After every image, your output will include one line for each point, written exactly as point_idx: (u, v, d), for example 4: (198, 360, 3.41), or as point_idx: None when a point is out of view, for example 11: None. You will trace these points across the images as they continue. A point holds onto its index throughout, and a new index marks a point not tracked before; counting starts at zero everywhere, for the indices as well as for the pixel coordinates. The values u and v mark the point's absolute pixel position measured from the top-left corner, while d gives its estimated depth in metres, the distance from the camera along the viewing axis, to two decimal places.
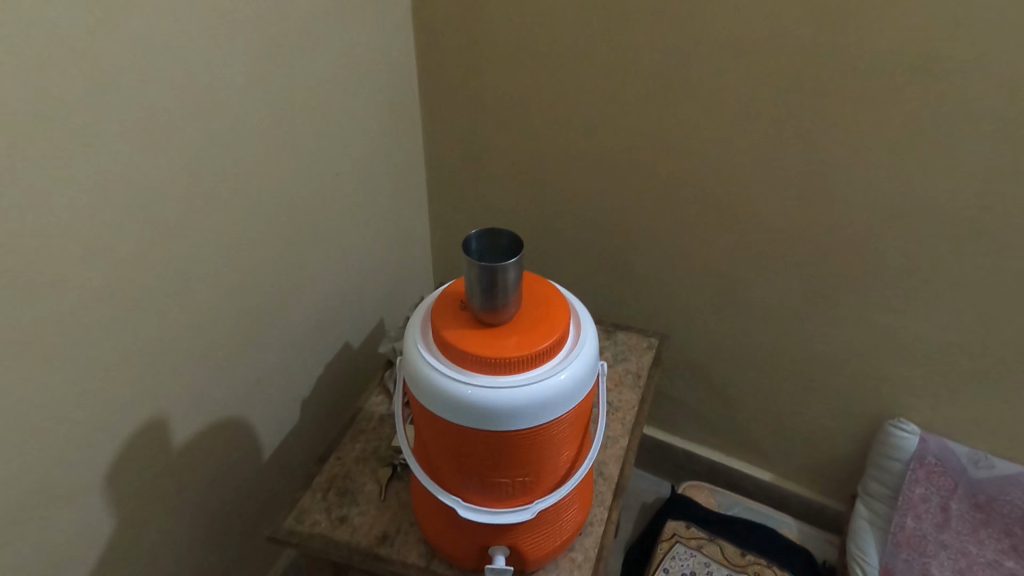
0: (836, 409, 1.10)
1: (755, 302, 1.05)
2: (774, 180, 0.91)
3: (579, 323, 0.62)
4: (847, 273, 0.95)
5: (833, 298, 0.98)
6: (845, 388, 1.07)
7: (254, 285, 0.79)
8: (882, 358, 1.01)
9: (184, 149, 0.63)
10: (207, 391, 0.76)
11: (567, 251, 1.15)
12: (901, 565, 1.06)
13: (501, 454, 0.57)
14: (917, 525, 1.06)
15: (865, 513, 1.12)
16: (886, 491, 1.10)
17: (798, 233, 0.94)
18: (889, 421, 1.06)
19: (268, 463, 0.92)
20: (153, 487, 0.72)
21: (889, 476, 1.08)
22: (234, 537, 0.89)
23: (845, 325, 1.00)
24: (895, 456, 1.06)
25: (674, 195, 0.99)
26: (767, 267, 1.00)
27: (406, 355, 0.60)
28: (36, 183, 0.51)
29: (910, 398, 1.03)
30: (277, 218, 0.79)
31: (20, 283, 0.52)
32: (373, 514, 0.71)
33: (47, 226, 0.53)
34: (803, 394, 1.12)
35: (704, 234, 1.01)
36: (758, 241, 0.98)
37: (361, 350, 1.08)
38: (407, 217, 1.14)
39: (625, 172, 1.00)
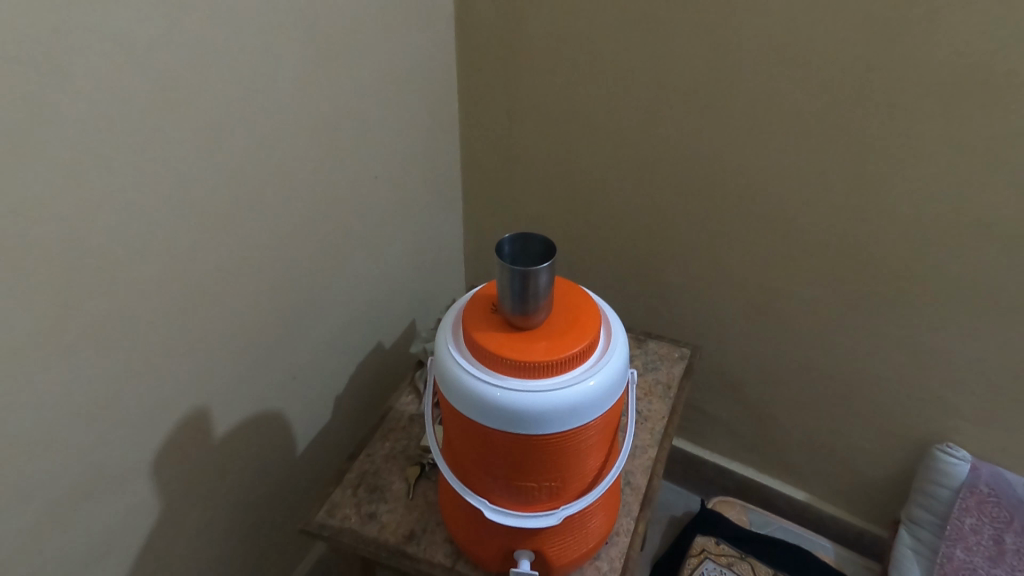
0: (877, 429, 1.06)
1: (794, 317, 1.02)
2: (816, 191, 0.89)
3: (609, 330, 0.62)
4: (891, 289, 0.91)
5: (875, 314, 0.95)
6: (888, 409, 1.03)
7: (294, 284, 0.82)
8: (930, 378, 0.96)
9: (229, 151, 0.66)
10: (246, 384, 0.79)
11: (599, 259, 1.14)
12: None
13: (528, 458, 0.57)
14: (967, 556, 1.01)
15: (910, 541, 1.07)
16: (933, 519, 1.04)
17: (838, 247, 0.92)
18: (936, 445, 1.01)
19: (301, 457, 0.94)
20: (193, 477, 0.75)
21: (935, 503, 1.03)
22: (268, 529, 0.92)
23: (888, 343, 0.96)
24: (942, 482, 1.00)
25: (711, 205, 0.98)
26: (804, 281, 0.98)
27: (436, 355, 0.61)
28: (101, 182, 0.55)
29: (958, 421, 0.98)
30: (317, 221, 0.82)
31: (83, 274, 0.56)
32: (400, 511, 0.72)
33: (107, 223, 0.57)
34: (841, 413, 1.08)
35: (740, 246, 1.00)
36: (796, 253, 0.96)
37: (393, 350, 1.10)
38: (443, 222, 1.16)
39: (662, 181, 1.00)
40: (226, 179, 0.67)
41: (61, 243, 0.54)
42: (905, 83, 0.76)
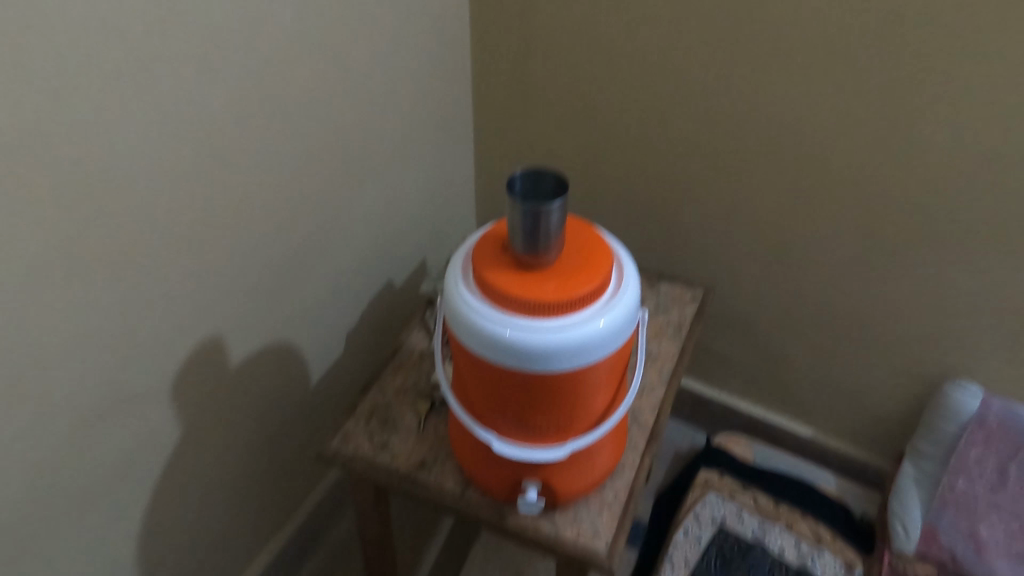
0: (886, 367, 1.08)
1: (814, 253, 1.01)
2: (849, 120, 0.88)
3: (621, 269, 0.60)
4: (911, 226, 0.92)
5: (893, 251, 0.95)
6: (901, 345, 1.04)
7: (301, 219, 0.81)
8: (949, 311, 0.97)
9: (223, 73, 0.64)
10: (258, 317, 0.80)
11: (614, 198, 1.11)
12: (945, 525, 1.02)
13: (536, 394, 0.58)
14: (968, 487, 1.01)
15: (912, 472, 1.07)
16: (938, 452, 1.04)
17: (864, 183, 0.91)
18: (950, 382, 1.02)
19: (315, 390, 0.97)
20: (210, 404, 0.78)
21: (941, 438, 1.03)
22: (285, 457, 0.95)
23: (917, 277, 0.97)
24: (951, 418, 1.01)
25: (733, 138, 0.95)
26: (825, 220, 0.97)
27: (445, 293, 0.60)
28: (91, 100, 0.54)
29: (970, 355, 1.00)
30: (320, 152, 0.80)
31: (80, 194, 0.56)
32: (411, 443, 0.74)
33: (98, 142, 0.56)
34: (852, 352, 1.09)
35: (764, 183, 0.98)
36: (821, 189, 0.95)
37: (404, 290, 1.10)
38: (452, 159, 1.13)
39: (685, 113, 0.96)
40: (221, 101, 0.65)
41: (55, 163, 0.53)
42: (939, 8, 0.76)
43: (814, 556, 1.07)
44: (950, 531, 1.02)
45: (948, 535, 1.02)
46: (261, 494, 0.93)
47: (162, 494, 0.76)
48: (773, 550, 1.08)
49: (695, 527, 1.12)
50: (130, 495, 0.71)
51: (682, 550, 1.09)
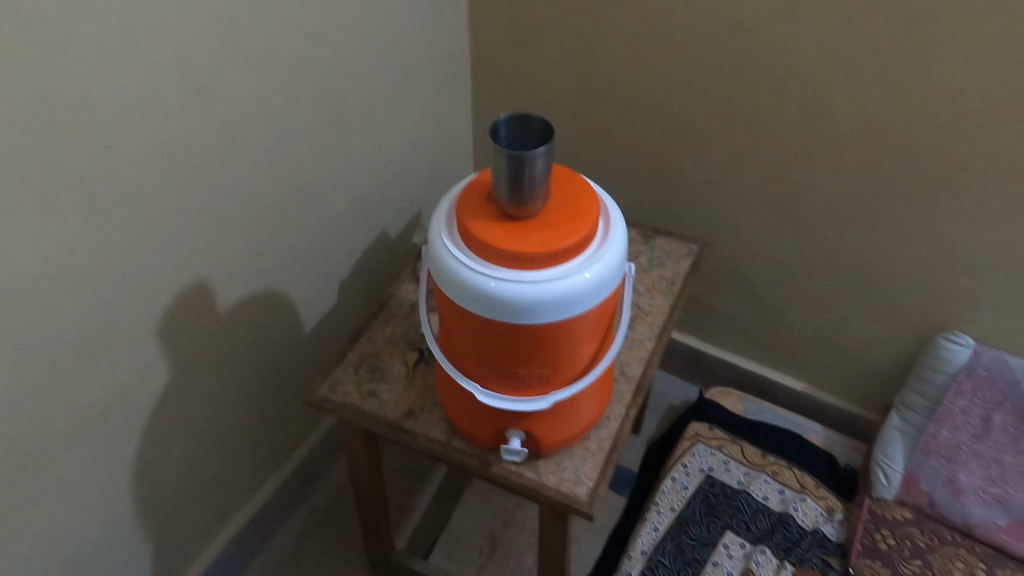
0: (881, 323, 1.07)
1: (815, 206, 0.99)
2: (861, 64, 0.83)
3: (610, 221, 0.59)
4: (917, 178, 0.89)
5: (897, 203, 0.93)
6: (898, 301, 1.03)
7: (291, 167, 0.79)
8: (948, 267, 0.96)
9: (207, 9, 0.60)
10: (247, 265, 0.79)
11: (613, 147, 1.08)
12: (926, 472, 1.05)
13: (520, 346, 0.58)
14: (952, 435, 1.03)
15: (898, 424, 1.08)
16: (924, 402, 1.05)
17: (874, 132, 0.88)
18: (941, 333, 1.02)
19: (308, 338, 0.97)
20: (200, 348, 0.78)
21: (929, 388, 1.04)
22: (277, 401, 0.97)
23: (914, 233, 0.94)
24: (941, 368, 1.01)
25: (740, 84, 0.92)
26: (830, 171, 0.94)
27: (430, 244, 0.59)
28: (62, 32, 0.51)
29: (969, 312, 0.99)
30: (312, 97, 0.77)
31: (53, 134, 0.53)
32: (399, 391, 0.75)
33: (71, 79, 0.53)
34: (849, 307, 1.08)
35: (771, 131, 0.94)
36: (827, 135, 0.91)
37: (399, 240, 1.09)
38: (450, 105, 1.09)
39: (690, 56, 0.92)
40: (204, 39, 0.61)
41: (24, 101, 0.51)
42: None
43: (797, 502, 1.09)
44: (930, 478, 1.04)
45: (928, 481, 1.05)
46: (254, 435, 0.95)
47: (154, 432, 0.77)
48: (757, 497, 1.11)
49: (682, 477, 1.14)
50: (121, 432, 0.73)
51: (669, 498, 1.11)
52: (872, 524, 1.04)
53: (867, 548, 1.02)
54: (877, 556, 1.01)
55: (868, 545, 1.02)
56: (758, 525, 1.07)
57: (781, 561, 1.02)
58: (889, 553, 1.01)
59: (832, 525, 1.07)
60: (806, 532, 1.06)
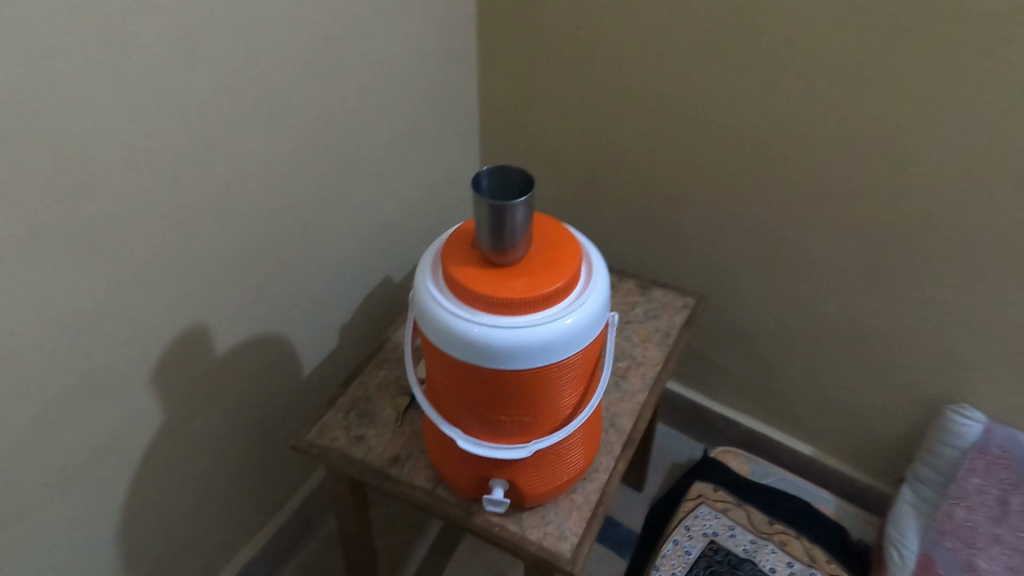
0: (886, 387, 1.05)
1: (813, 263, 1.00)
2: (845, 126, 0.86)
3: (591, 269, 0.60)
4: (908, 239, 0.90)
5: (891, 263, 0.93)
6: (903, 363, 1.01)
7: (289, 216, 0.82)
8: (947, 329, 0.94)
9: (207, 68, 0.65)
10: (248, 309, 0.82)
11: (612, 200, 1.12)
12: (943, 555, 0.97)
13: (501, 392, 0.58)
14: (968, 515, 0.97)
15: (911, 498, 1.04)
16: (937, 478, 1.01)
17: (863, 193, 0.90)
18: (949, 407, 0.99)
19: (308, 381, 0.98)
20: (195, 389, 0.79)
21: (940, 461, 1.00)
22: (272, 445, 0.97)
23: (913, 293, 0.94)
24: (951, 441, 0.98)
25: (731, 144, 0.95)
26: (823, 229, 0.95)
27: (416, 289, 0.61)
28: (83, 92, 0.56)
29: (975, 378, 0.96)
30: (313, 150, 0.82)
31: (65, 182, 0.58)
32: (387, 437, 0.75)
33: (85, 133, 0.57)
34: (852, 367, 1.06)
35: (765, 188, 0.97)
36: (818, 193, 0.93)
37: (402, 286, 1.12)
38: (455, 159, 1.14)
39: (683, 117, 0.97)
40: (202, 97, 0.66)
41: (41, 153, 0.55)
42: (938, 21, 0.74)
43: None
44: (947, 561, 0.97)
45: (944, 566, 0.97)
46: (248, 481, 0.95)
47: (146, 475, 0.78)
48: (764, 568, 1.07)
49: (685, 540, 1.11)
50: (114, 473, 0.73)
51: (670, 562, 1.08)
52: None
53: None
54: None
55: None
56: None
57: None
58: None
59: None
60: None
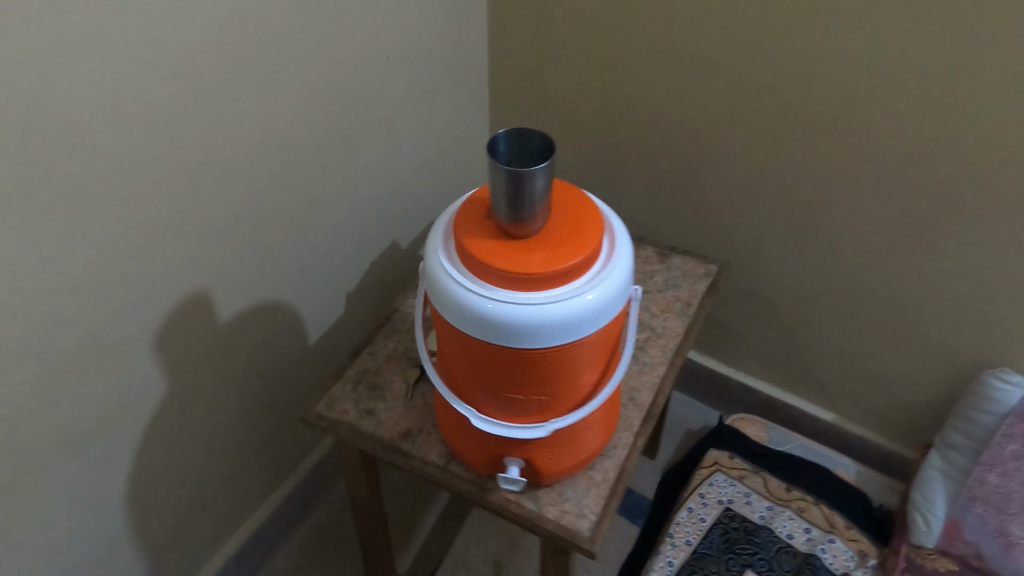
0: (920, 354, 1.01)
1: (846, 227, 0.94)
2: (895, 78, 0.79)
3: (615, 240, 0.55)
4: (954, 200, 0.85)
5: (935, 227, 0.88)
6: (939, 330, 0.97)
7: (295, 179, 0.77)
8: (989, 295, 0.90)
9: (208, 18, 0.60)
10: (251, 277, 0.78)
11: (631, 160, 1.05)
12: (972, 521, 0.94)
13: (518, 370, 0.54)
14: (1002, 482, 0.92)
15: (939, 464, 1.00)
16: (969, 443, 0.97)
17: (907, 150, 0.84)
18: (987, 371, 0.95)
19: (313, 350, 0.96)
20: (201, 357, 0.77)
21: (974, 427, 0.96)
22: (283, 411, 0.96)
23: (955, 257, 0.89)
24: (986, 407, 0.94)
25: (764, 99, 0.89)
26: (862, 189, 0.90)
27: (427, 261, 0.57)
28: (68, 44, 0.51)
29: (1018, 347, 0.92)
30: (321, 109, 0.76)
31: (53, 144, 0.53)
32: (398, 410, 0.72)
33: (71, 90, 0.52)
34: (883, 334, 1.02)
35: (798, 147, 0.90)
36: (858, 151, 0.87)
37: (410, 253, 1.07)
38: (465, 117, 1.08)
39: (714, 70, 0.89)
40: (202, 49, 0.60)
41: (24, 112, 0.50)
42: None
43: (824, 543, 1.04)
44: (977, 529, 0.93)
45: (974, 533, 0.93)
46: (256, 449, 0.94)
47: (153, 440, 0.76)
48: (781, 535, 1.05)
49: (699, 507, 1.09)
50: (122, 440, 0.72)
51: (685, 529, 1.07)
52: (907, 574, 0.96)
53: None
54: None
55: None
56: (782, 566, 1.02)
57: None
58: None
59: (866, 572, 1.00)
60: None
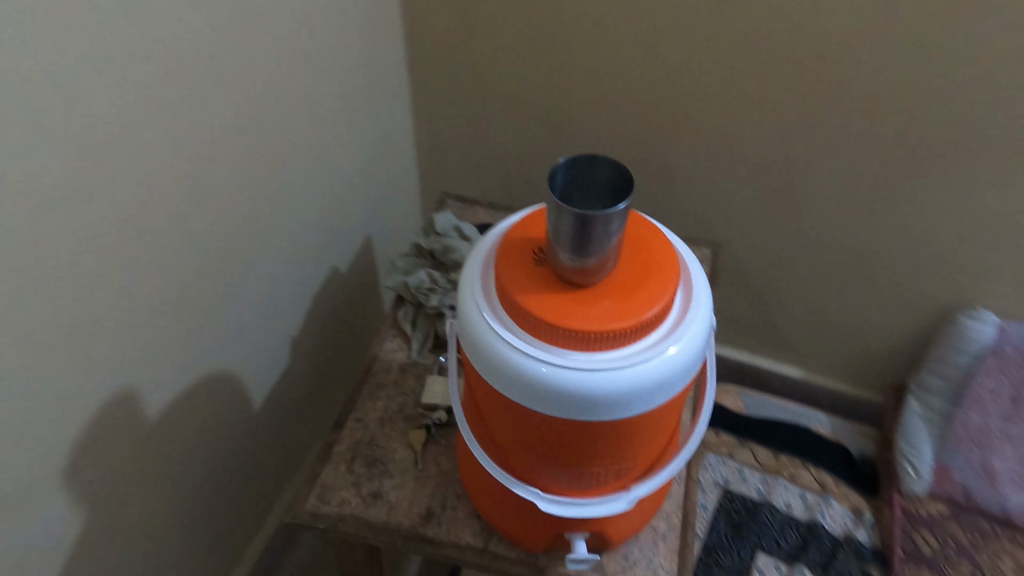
0: (887, 303, 1.06)
1: (811, 191, 0.95)
2: (845, 42, 0.80)
3: (686, 270, 0.47)
4: (911, 154, 0.87)
5: (901, 181, 0.90)
6: (904, 277, 1.01)
7: (224, 203, 0.62)
8: (938, 239, 0.95)
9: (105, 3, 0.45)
10: (185, 341, 0.62)
11: (587, 139, 0.99)
12: (958, 462, 1.02)
13: (600, 443, 0.44)
14: (982, 419, 1.01)
15: (919, 410, 1.08)
16: (947, 385, 1.05)
17: (862, 110, 0.85)
18: (962, 313, 1.01)
19: (262, 411, 0.79)
20: (142, 446, 0.60)
21: (952, 369, 1.03)
22: (243, 486, 0.79)
23: (910, 208, 0.93)
24: (963, 348, 1.00)
25: (719, 68, 0.86)
26: (826, 154, 0.91)
27: (464, 322, 0.44)
28: None
29: (981, 282, 0.97)
30: (246, 114, 0.62)
31: None
32: (410, 487, 0.60)
33: None
34: (849, 290, 1.06)
35: (759, 117, 0.89)
36: (816, 116, 0.87)
37: (353, 275, 0.95)
38: (389, 110, 0.96)
39: (665, 39, 0.86)
40: (95, 40, 0.45)
41: None
42: None
43: (821, 506, 1.07)
44: (962, 468, 1.02)
45: (960, 472, 1.02)
46: (213, 544, 0.76)
47: None
48: (781, 507, 1.07)
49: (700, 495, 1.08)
50: None
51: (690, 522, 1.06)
52: (909, 525, 1.02)
53: (909, 553, 0.99)
54: (921, 562, 0.98)
55: (910, 549, 1.00)
56: (789, 541, 1.03)
57: None
58: (934, 556, 0.99)
59: (864, 528, 1.05)
60: (839, 541, 1.03)
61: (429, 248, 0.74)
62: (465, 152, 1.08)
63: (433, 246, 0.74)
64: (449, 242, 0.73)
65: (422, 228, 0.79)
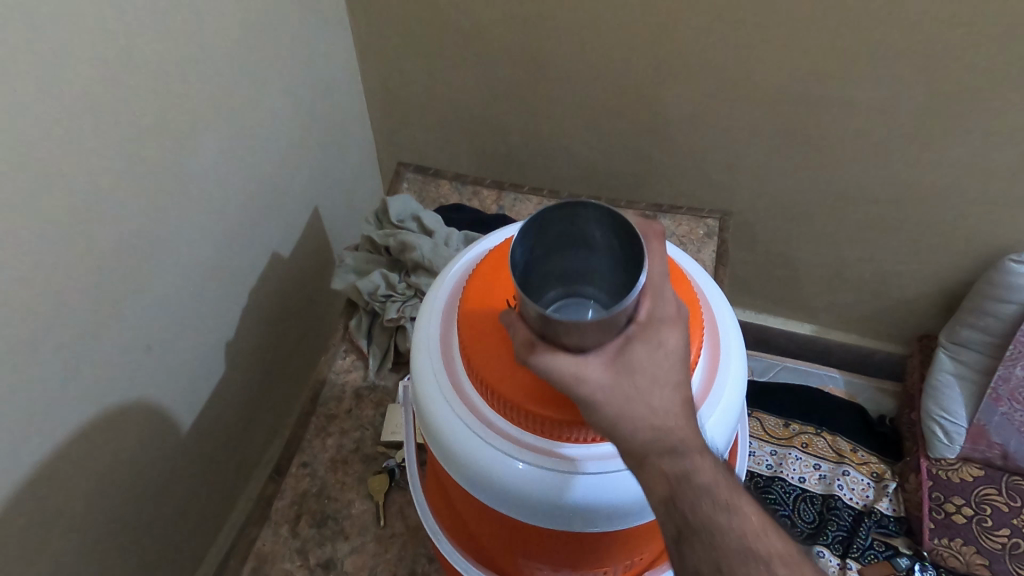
0: (914, 253, 0.93)
1: (838, 132, 0.79)
2: None
3: (715, 331, 0.41)
4: (966, 80, 0.70)
5: (948, 116, 0.74)
6: (941, 224, 0.87)
7: (75, 206, 0.46)
8: (991, 177, 0.79)
9: None
10: (54, 391, 0.48)
11: (564, 79, 0.82)
12: (997, 422, 0.93)
13: (593, 547, 0.37)
14: None
15: (949, 365, 0.97)
16: (984, 339, 0.93)
17: (906, 30, 0.67)
18: (1009, 257, 0.86)
19: (193, 437, 0.67)
20: (12, 521, 0.48)
21: (991, 321, 0.91)
22: (176, 519, 0.68)
23: (961, 142, 0.76)
24: (1008, 296, 0.88)
25: None
26: (859, 88, 0.74)
27: (418, 396, 0.38)
28: None
29: None
30: (83, 77, 0.44)
31: None
32: (370, 551, 0.49)
33: None
34: (873, 241, 0.92)
35: (775, 47, 0.72)
36: (850, 42, 0.69)
37: (299, 257, 0.80)
38: (321, 54, 0.78)
39: None
40: None
41: None
42: None
43: (839, 478, 0.95)
44: (1002, 427, 0.93)
45: (999, 433, 0.93)
46: None
47: None
48: (793, 480, 0.94)
49: None
50: None
51: None
52: (937, 492, 0.92)
53: (941, 525, 0.89)
54: (954, 534, 0.88)
55: (941, 520, 0.89)
56: (804, 519, 0.91)
57: (842, 559, 0.87)
58: (967, 526, 0.89)
59: (887, 497, 0.94)
60: (859, 514, 0.92)
61: (383, 244, 0.62)
62: (423, 96, 0.90)
63: (388, 242, 0.61)
64: (404, 237, 0.60)
65: (374, 216, 0.66)
